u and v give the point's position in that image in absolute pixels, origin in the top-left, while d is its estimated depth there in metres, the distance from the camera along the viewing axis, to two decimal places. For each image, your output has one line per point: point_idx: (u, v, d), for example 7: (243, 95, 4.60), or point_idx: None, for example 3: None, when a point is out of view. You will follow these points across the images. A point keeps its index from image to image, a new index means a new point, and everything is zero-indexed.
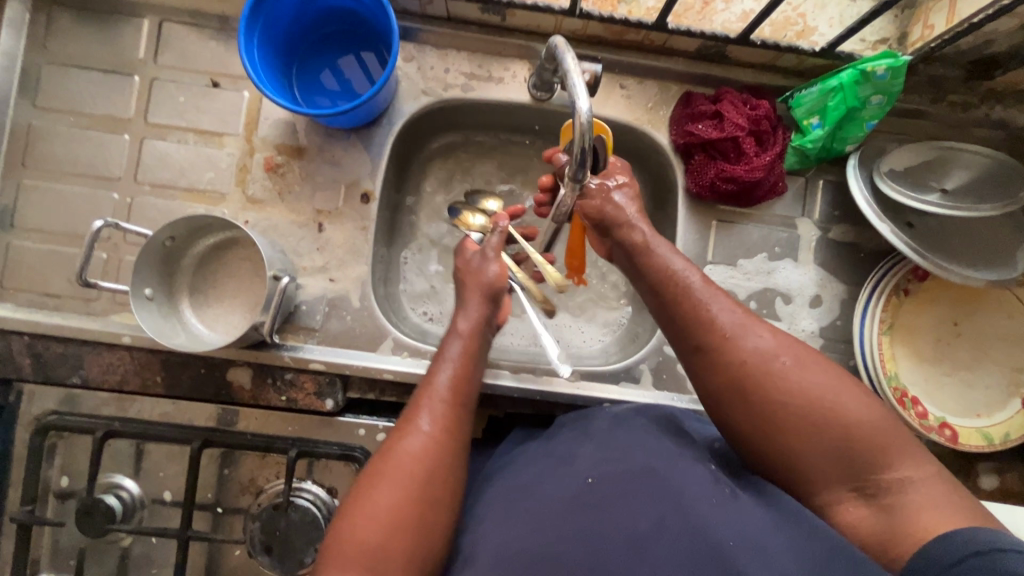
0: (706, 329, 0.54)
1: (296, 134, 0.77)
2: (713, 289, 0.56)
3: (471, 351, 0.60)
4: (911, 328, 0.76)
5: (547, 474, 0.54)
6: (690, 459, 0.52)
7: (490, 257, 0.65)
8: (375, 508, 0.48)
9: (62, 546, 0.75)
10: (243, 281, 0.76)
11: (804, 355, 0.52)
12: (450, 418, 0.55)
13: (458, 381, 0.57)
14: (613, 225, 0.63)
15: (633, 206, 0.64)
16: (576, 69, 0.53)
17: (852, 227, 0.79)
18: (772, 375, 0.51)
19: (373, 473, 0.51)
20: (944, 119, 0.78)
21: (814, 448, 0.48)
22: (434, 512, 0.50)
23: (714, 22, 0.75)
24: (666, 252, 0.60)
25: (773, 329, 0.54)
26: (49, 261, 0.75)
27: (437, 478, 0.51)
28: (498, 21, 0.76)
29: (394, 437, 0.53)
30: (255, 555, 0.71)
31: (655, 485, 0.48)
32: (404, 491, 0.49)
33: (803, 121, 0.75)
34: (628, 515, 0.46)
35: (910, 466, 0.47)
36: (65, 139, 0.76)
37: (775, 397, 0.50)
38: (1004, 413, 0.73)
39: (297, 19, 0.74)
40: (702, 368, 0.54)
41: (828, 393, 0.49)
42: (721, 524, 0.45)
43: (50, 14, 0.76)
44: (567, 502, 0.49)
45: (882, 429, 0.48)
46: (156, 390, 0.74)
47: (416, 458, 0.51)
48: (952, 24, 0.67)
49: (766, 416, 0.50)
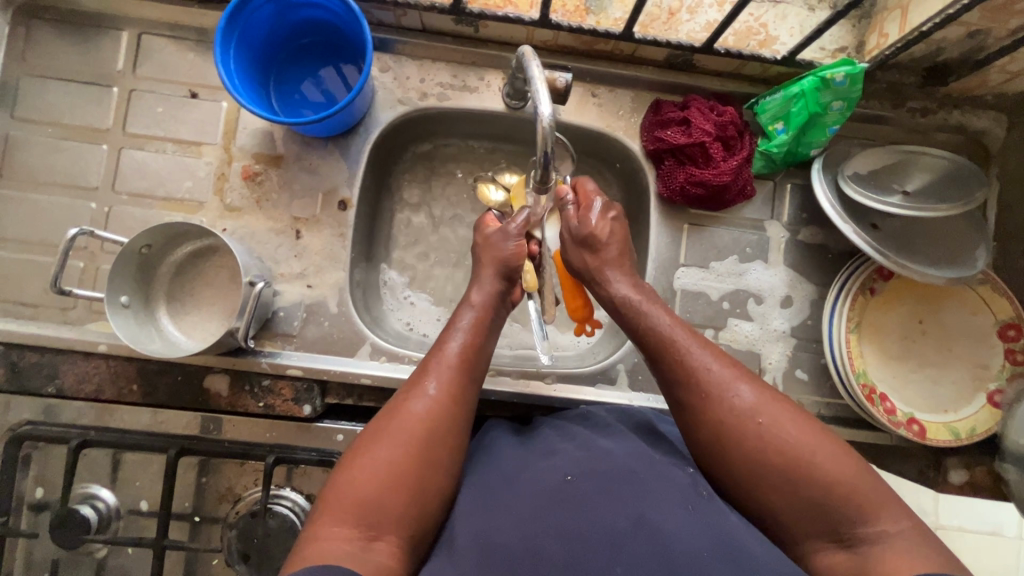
0: (687, 385, 0.54)
1: (273, 143, 0.78)
2: (696, 340, 0.57)
3: (481, 322, 0.61)
4: (877, 326, 0.78)
5: (526, 467, 0.54)
6: (669, 465, 0.54)
7: (510, 237, 0.65)
8: (374, 463, 0.50)
9: (36, 559, 0.74)
10: (220, 288, 0.76)
11: (781, 414, 0.52)
12: (456, 385, 0.56)
13: (466, 350, 0.58)
14: (589, 277, 0.64)
15: (607, 255, 0.64)
16: (539, 76, 0.55)
17: (820, 230, 0.81)
18: (749, 435, 0.51)
19: (377, 429, 0.53)
20: (905, 124, 0.81)
21: (788, 486, 0.49)
22: (431, 473, 0.51)
23: (680, 31, 0.77)
24: (648, 308, 0.60)
25: (753, 384, 0.54)
26: (25, 270, 0.75)
27: (438, 443, 0.52)
28: (472, 33, 0.78)
29: (399, 398, 0.55)
30: (233, 564, 0.71)
31: (637, 486, 0.49)
32: (401, 451, 0.51)
33: (768, 126, 0.77)
34: (605, 516, 0.46)
35: (888, 520, 0.47)
36: (42, 149, 0.76)
37: (755, 456, 0.50)
38: (969, 408, 0.75)
39: (273, 31, 0.76)
40: (685, 423, 0.55)
41: (804, 449, 0.50)
42: (696, 529, 0.46)
43: (30, 28, 0.77)
44: (544, 497, 0.49)
45: (857, 484, 0.48)
46: (133, 398, 0.74)
47: (418, 419, 0.52)
48: (904, 32, 0.70)
49: (744, 474, 0.51)
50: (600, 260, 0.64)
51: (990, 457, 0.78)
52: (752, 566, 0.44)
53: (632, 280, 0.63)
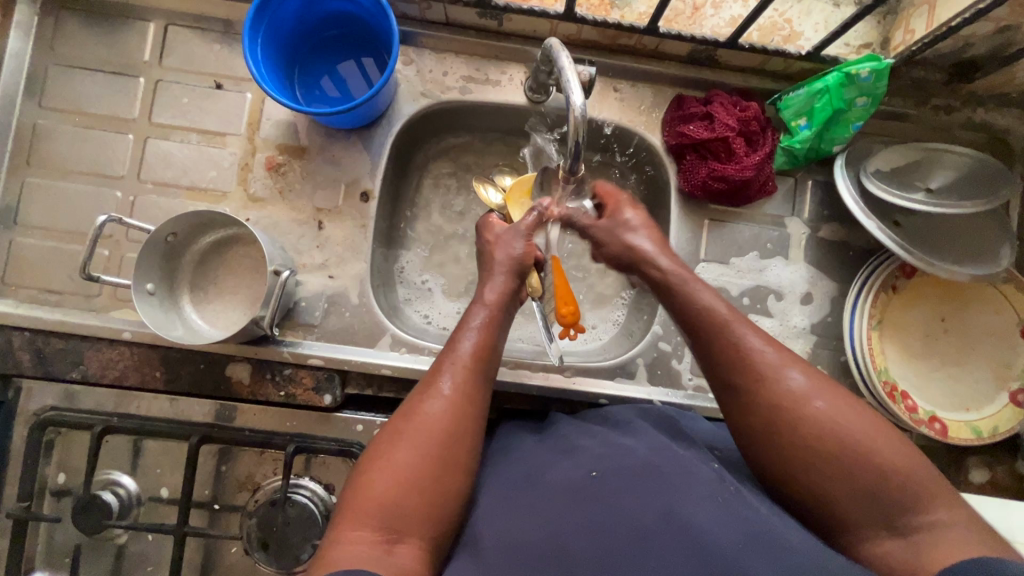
0: (739, 368, 0.54)
1: (297, 134, 0.78)
2: (746, 323, 0.57)
3: (494, 320, 0.60)
4: (900, 323, 0.78)
5: (548, 466, 0.54)
6: (693, 458, 0.54)
7: (525, 234, 0.67)
8: (393, 466, 0.49)
9: (58, 544, 0.75)
10: (243, 278, 0.77)
11: (838, 398, 0.52)
12: (470, 384, 0.55)
13: (480, 349, 0.57)
14: (634, 263, 0.65)
15: (651, 241, 0.66)
16: (570, 67, 0.56)
17: (841, 227, 0.81)
18: (806, 419, 0.51)
19: (393, 431, 0.52)
20: (928, 122, 0.81)
21: (841, 474, 0.49)
22: (452, 474, 0.50)
23: (704, 26, 0.77)
24: (693, 287, 0.60)
25: (806, 369, 0.54)
26: (52, 257, 0.76)
27: (455, 444, 0.52)
28: (496, 26, 0.79)
29: (414, 399, 0.54)
30: (251, 552, 0.71)
31: (664, 481, 0.49)
32: (420, 452, 0.50)
33: (790, 122, 0.77)
34: (633, 509, 0.47)
35: (941, 509, 0.47)
36: (69, 138, 0.77)
37: (810, 442, 0.50)
38: (992, 406, 0.74)
39: (299, 23, 0.76)
40: (733, 406, 0.55)
41: (861, 437, 0.49)
42: (726, 521, 0.46)
43: (58, 18, 0.78)
44: (569, 494, 0.49)
45: (913, 471, 0.48)
46: (156, 385, 0.74)
47: (436, 421, 0.52)
48: (931, 28, 0.70)
49: (791, 459, 0.51)
50: (647, 247, 0.65)
51: (1012, 456, 0.78)
52: (784, 560, 0.43)
53: (677, 262, 0.64)
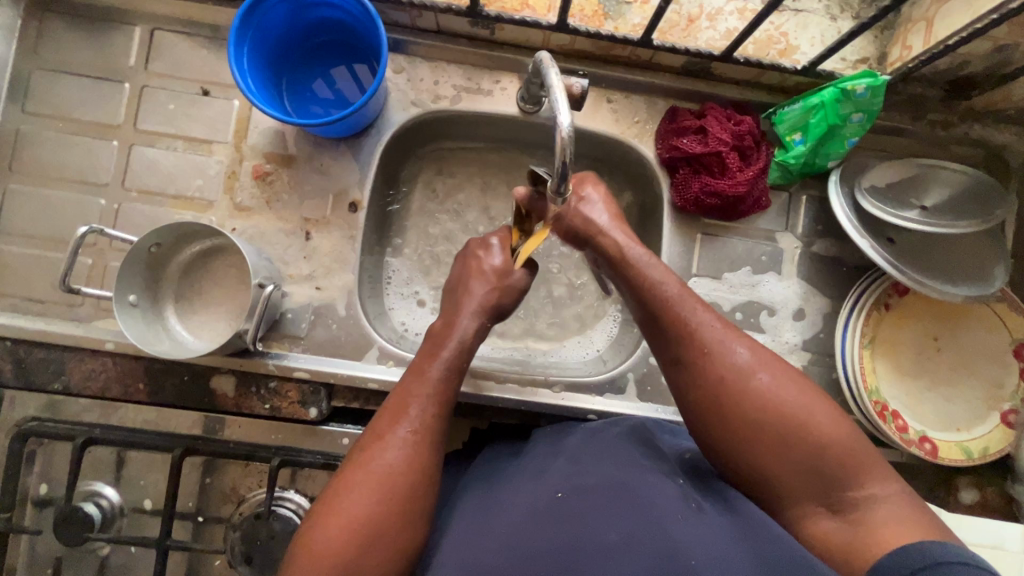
0: (688, 341, 0.54)
1: (285, 143, 0.77)
2: (696, 300, 0.57)
3: (455, 359, 0.58)
4: (892, 342, 0.77)
5: (518, 486, 0.54)
6: (660, 473, 0.52)
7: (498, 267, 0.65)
8: (345, 521, 0.48)
9: (39, 554, 0.74)
10: (227, 289, 0.76)
11: (782, 372, 0.52)
12: (427, 430, 0.54)
13: (437, 390, 0.56)
14: (587, 236, 0.62)
15: (612, 216, 0.63)
16: (559, 85, 0.55)
17: (835, 243, 0.80)
18: (751, 392, 0.51)
19: (346, 482, 0.51)
20: (925, 136, 0.80)
21: (794, 472, 0.49)
22: (409, 524, 0.49)
23: (699, 38, 0.76)
24: (645, 266, 0.59)
25: (753, 346, 0.54)
26: (33, 265, 0.75)
27: (412, 495, 0.50)
28: (487, 35, 0.78)
29: (367, 448, 0.53)
30: (235, 566, 0.71)
31: (627, 498, 0.48)
32: (374, 505, 0.49)
33: (785, 137, 0.76)
34: (597, 527, 0.46)
35: (877, 484, 0.48)
36: (53, 145, 0.76)
37: (755, 429, 0.50)
38: (982, 427, 0.74)
39: (287, 30, 0.75)
40: (683, 382, 0.54)
41: (816, 432, 0.49)
42: (690, 537, 0.45)
43: (42, 21, 0.77)
44: (534, 514, 0.48)
45: (854, 449, 0.48)
46: (139, 397, 0.73)
47: (389, 471, 0.50)
48: (929, 45, 0.69)
49: (736, 434, 0.50)
50: (602, 219, 0.63)
51: (1001, 477, 0.77)
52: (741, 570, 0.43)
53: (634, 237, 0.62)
